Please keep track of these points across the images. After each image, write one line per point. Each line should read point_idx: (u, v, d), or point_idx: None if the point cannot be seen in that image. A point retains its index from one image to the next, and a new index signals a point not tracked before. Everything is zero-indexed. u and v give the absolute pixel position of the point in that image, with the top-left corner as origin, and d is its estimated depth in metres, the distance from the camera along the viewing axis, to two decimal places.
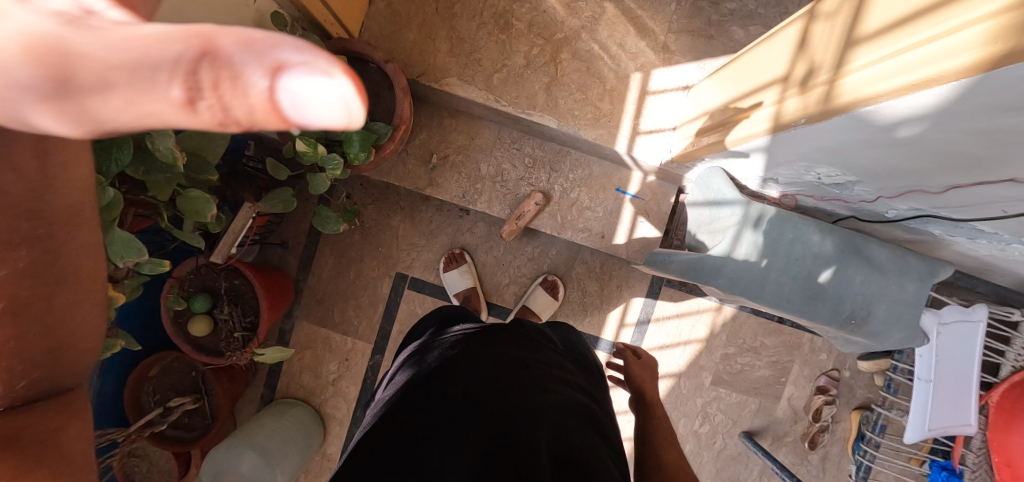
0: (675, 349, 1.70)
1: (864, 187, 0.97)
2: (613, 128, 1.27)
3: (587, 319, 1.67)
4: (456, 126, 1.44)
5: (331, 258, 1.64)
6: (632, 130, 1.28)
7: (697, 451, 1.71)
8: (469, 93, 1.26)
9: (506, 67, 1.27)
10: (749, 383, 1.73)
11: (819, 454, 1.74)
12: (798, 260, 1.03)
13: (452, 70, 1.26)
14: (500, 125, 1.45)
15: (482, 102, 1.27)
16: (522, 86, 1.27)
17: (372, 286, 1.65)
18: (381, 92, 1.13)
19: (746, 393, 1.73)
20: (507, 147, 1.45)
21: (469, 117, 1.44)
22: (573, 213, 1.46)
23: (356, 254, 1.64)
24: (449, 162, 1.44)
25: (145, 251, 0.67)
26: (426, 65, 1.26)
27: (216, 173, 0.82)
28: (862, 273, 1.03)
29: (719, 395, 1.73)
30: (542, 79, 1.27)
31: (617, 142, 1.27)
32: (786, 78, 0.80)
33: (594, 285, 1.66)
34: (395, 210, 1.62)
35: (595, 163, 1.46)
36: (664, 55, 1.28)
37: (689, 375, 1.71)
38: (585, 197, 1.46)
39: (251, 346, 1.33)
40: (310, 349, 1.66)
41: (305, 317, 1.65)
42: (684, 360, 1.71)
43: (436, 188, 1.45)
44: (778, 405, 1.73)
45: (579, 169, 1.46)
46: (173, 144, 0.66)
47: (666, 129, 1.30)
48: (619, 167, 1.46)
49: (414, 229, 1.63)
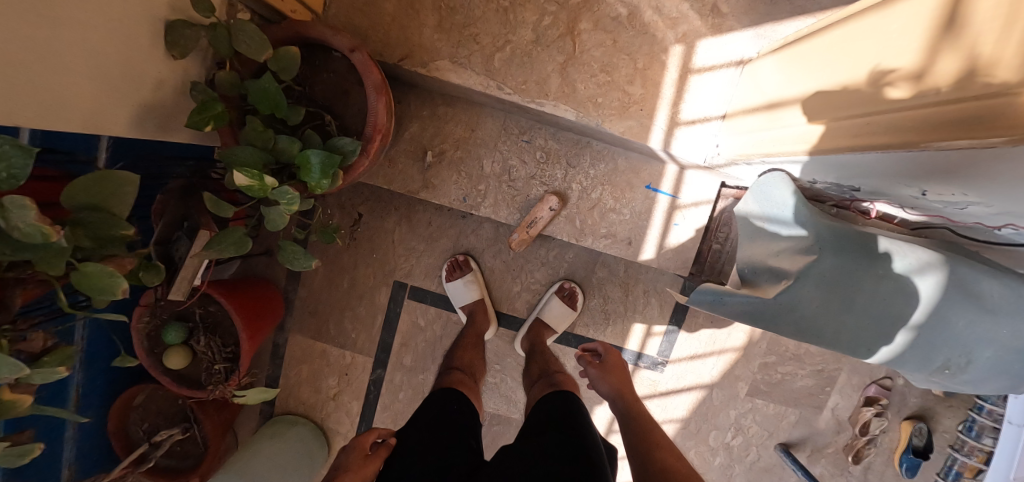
0: (707, 359, 1.54)
1: (983, 209, 0.73)
2: (645, 118, 1.02)
3: (609, 329, 1.49)
4: (453, 116, 1.20)
5: (321, 266, 1.46)
6: (670, 120, 1.03)
7: (729, 463, 1.58)
8: (465, 80, 1.01)
9: (510, 44, 1.00)
10: (790, 393, 1.56)
11: (862, 466, 1.59)
12: (880, 300, 0.78)
13: (442, 51, 1.00)
14: (506, 113, 1.20)
15: (481, 89, 1.02)
16: (530, 68, 1.01)
17: (369, 297, 1.48)
18: (349, 89, 0.88)
19: (786, 404, 1.56)
20: (514, 140, 1.21)
21: (468, 104, 1.20)
22: (595, 217, 1.24)
23: (349, 262, 1.46)
24: (446, 159, 1.21)
25: (22, 368, 0.48)
26: (410, 45, 1.00)
27: (133, 228, 0.63)
28: (969, 314, 0.74)
29: (755, 406, 1.57)
30: (556, 58, 1.00)
31: (651, 136, 1.03)
32: (919, 75, 0.56)
33: (616, 291, 1.47)
34: (389, 211, 1.42)
35: (621, 155, 1.22)
36: (713, 20, 1.00)
37: (721, 386, 1.56)
38: (609, 197, 1.22)
39: (235, 379, 1.21)
40: (307, 363, 1.54)
41: (299, 330, 1.51)
42: (717, 370, 1.55)
43: (431, 191, 1.22)
44: (820, 416, 1.56)
45: (601, 163, 1.22)
46: (36, 218, 0.48)
47: (712, 118, 1.04)
48: (650, 159, 1.22)
49: (411, 233, 1.43)
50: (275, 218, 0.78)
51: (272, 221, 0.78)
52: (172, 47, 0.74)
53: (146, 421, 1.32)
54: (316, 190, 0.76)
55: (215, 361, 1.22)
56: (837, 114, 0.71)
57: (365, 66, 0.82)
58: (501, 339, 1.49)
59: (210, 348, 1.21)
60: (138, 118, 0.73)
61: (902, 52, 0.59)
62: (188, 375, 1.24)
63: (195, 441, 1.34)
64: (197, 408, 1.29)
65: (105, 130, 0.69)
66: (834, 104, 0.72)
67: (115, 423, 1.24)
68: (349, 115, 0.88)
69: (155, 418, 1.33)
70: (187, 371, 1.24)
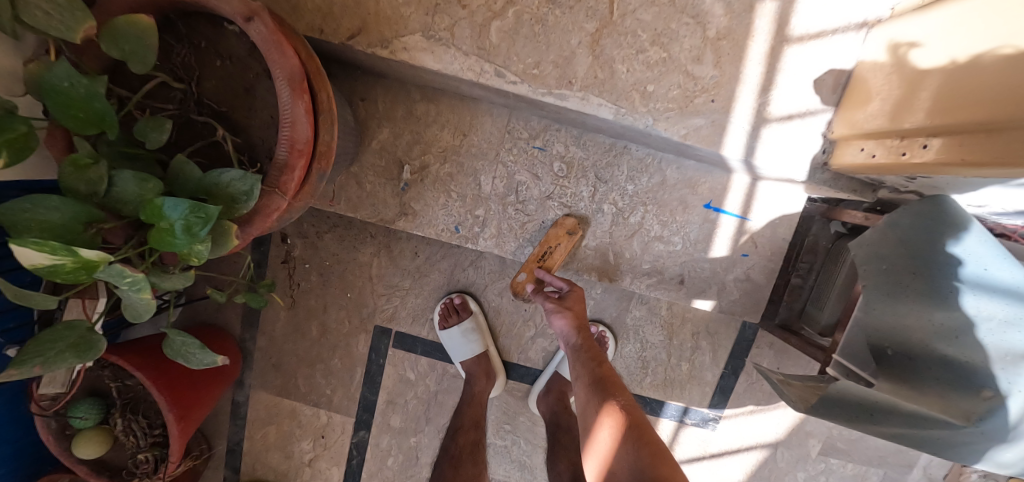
0: (771, 413, 1.21)
1: None
2: (718, 113, 0.70)
3: (648, 379, 1.17)
4: (437, 116, 0.87)
5: (282, 309, 1.16)
6: (751, 116, 0.71)
7: None
8: (449, 65, 0.68)
9: (514, 6, 0.66)
10: (872, 450, 1.25)
11: None
12: None
13: (413, 22, 0.67)
14: (510, 110, 0.87)
15: (474, 78, 0.69)
16: (547, 44, 0.67)
17: (344, 345, 1.18)
18: (254, 85, 0.59)
19: (868, 463, 1.26)
20: (521, 145, 0.88)
21: (457, 99, 0.86)
22: (634, 248, 0.91)
23: (317, 303, 1.15)
24: (430, 176, 0.89)
25: None
26: (364, 15, 0.67)
27: None
28: None
29: (828, 467, 1.26)
30: (584, 26, 0.66)
31: (723, 139, 0.71)
32: None
33: (657, 333, 1.15)
34: (364, 240, 1.10)
35: (670, 163, 0.88)
36: None
37: (789, 444, 1.23)
38: (654, 221, 0.90)
39: (167, 470, 0.93)
40: (275, 424, 1.24)
41: (261, 386, 1.22)
42: (783, 427, 1.22)
43: (413, 219, 0.91)
44: (910, 477, 1.26)
45: (643, 176, 0.88)
46: None
47: (807, 111, 0.72)
48: (711, 168, 0.89)
49: (394, 266, 1.12)
50: (134, 307, 0.46)
51: (130, 312, 0.47)
52: None
53: None
54: (191, 260, 0.45)
55: (139, 447, 0.94)
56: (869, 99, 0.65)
57: (272, 43, 0.50)
58: (511, 396, 1.17)
59: (132, 433, 0.92)
60: None
61: (929, 47, 0.57)
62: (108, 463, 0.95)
63: None
64: None
65: None
66: (893, 88, 0.61)
67: None
68: (256, 125, 0.59)
69: None
70: (110, 457, 0.95)
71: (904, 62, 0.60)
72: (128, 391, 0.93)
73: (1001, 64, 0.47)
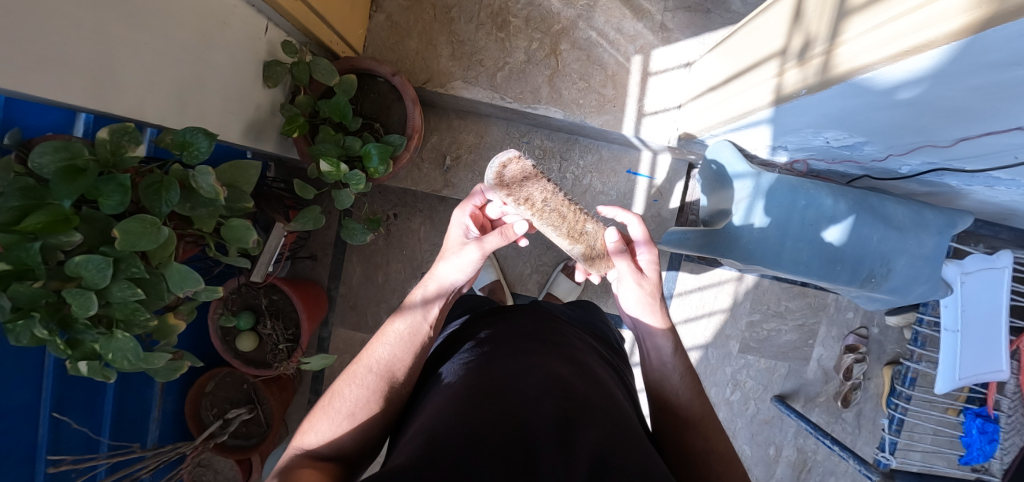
0: (700, 321, 1.68)
1: (873, 147, 0.98)
2: (618, 112, 1.30)
3: (611, 300, 1.69)
4: (465, 126, 1.48)
5: (358, 265, 1.67)
6: (638, 112, 1.30)
7: (730, 418, 1.70)
8: (475, 95, 1.29)
9: (508, 65, 1.29)
10: (777, 347, 1.70)
11: (853, 411, 1.72)
12: (812, 225, 1.08)
13: (456, 74, 1.29)
14: (508, 121, 1.48)
15: (488, 101, 1.30)
16: (525, 82, 1.29)
17: (401, 288, 1.70)
18: (391, 104, 1.17)
19: (775, 358, 1.70)
20: (517, 142, 1.48)
21: (477, 116, 1.48)
22: (587, 199, 1.49)
23: (383, 259, 1.68)
24: (462, 162, 1.48)
25: (201, 280, 0.75)
26: (431, 71, 1.28)
27: (254, 201, 0.86)
28: (877, 232, 1.08)
29: (747, 362, 1.70)
30: (544, 72, 1.29)
31: (624, 125, 1.30)
32: (784, 51, 0.83)
33: None
34: (415, 213, 1.66)
35: (603, 147, 1.49)
36: (663, 34, 1.29)
37: (716, 345, 1.69)
38: (597, 182, 1.49)
39: (296, 355, 1.37)
40: (350, 353, 1.69)
41: (341, 323, 1.68)
42: (710, 331, 1.69)
43: (452, 188, 1.49)
44: (808, 367, 1.70)
45: (588, 155, 1.49)
46: (213, 181, 0.73)
47: (670, 108, 1.31)
48: (627, 148, 1.49)
49: (435, 229, 1.68)
50: (344, 196, 1.03)
51: (341, 200, 1.04)
52: (267, 79, 1.02)
53: (215, 406, 1.44)
54: (375, 174, 1.03)
55: (278, 342, 1.38)
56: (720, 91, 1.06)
57: (402, 85, 1.10)
58: None
59: (274, 332, 1.38)
60: (243, 130, 1.02)
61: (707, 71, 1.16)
62: (254, 358, 1.40)
63: (258, 421, 1.48)
64: (263, 386, 1.44)
65: (226, 135, 0.97)
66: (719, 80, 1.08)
67: (190, 406, 1.37)
68: (389, 124, 1.17)
69: (222, 403, 1.46)
70: (253, 354, 1.40)
71: (702, 82, 1.19)
72: (273, 305, 1.42)
73: (725, 71, 1.05)
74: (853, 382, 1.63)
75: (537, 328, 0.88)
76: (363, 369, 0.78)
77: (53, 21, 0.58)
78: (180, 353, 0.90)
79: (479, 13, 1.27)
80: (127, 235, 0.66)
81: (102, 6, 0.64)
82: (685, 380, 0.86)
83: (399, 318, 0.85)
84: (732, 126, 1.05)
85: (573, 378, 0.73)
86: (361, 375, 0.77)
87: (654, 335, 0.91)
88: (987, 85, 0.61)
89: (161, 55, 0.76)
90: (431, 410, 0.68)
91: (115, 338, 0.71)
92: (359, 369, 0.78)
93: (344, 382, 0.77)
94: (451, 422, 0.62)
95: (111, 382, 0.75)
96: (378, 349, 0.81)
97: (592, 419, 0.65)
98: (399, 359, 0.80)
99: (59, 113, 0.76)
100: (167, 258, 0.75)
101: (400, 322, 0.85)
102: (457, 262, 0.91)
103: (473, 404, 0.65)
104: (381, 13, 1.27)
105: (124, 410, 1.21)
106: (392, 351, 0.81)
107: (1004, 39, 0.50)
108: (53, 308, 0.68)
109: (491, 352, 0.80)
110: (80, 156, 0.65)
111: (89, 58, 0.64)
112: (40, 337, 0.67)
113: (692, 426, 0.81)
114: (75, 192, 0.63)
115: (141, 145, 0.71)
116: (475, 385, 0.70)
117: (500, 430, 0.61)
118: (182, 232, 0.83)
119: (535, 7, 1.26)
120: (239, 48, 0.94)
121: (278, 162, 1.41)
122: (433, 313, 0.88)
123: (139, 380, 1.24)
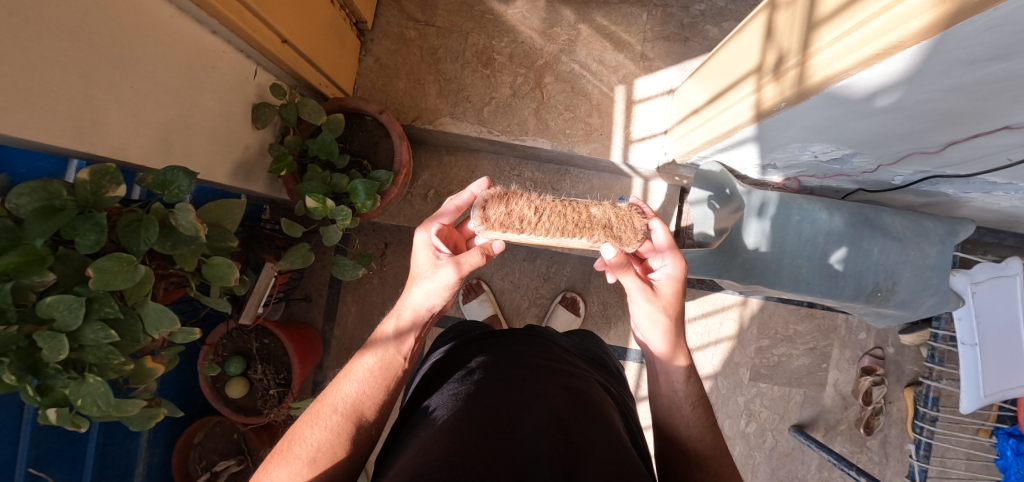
0: (706, 349, 1.61)
1: (862, 158, 0.98)
2: (605, 140, 1.31)
3: (612, 331, 1.63)
4: (455, 162, 1.49)
5: (353, 305, 1.63)
6: (625, 139, 1.31)
7: (748, 453, 1.60)
8: (463, 130, 1.31)
9: (494, 99, 1.32)
10: (790, 373, 1.62)
11: (878, 439, 1.62)
12: (809, 241, 1.06)
13: (444, 110, 1.31)
14: (498, 155, 1.50)
15: (476, 135, 1.32)
16: (512, 115, 1.32)
17: None
18: (379, 141, 1.19)
19: (789, 385, 1.62)
20: (507, 175, 1.49)
21: (467, 152, 1.49)
22: None
23: (378, 298, 1.64)
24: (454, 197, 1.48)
25: (177, 319, 0.73)
26: (419, 109, 1.31)
27: (237, 238, 0.85)
28: (878, 244, 1.06)
29: (760, 391, 1.62)
30: (530, 105, 1.32)
31: (612, 152, 1.31)
32: (759, 68, 0.84)
33: (613, 296, 1.64)
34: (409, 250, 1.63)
35: (594, 176, 1.49)
36: (644, 64, 1.32)
37: (725, 374, 1.61)
38: None
39: (288, 402, 1.32)
40: None
41: (335, 367, 1.63)
42: (717, 359, 1.61)
43: None
44: (824, 393, 1.61)
45: (579, 184, 1.49)
46: (193, 218, 0.72)
47: (657, 133, 1.32)
48: (618, 176, 1.49)
49: None
50: (332, 233, 1.02)
51: (328, 236, 1.02)
52: (256, 120, 1.05)
53: (203, 458, 1.36)
54: (363, 209, 1.02)
55: (269, 387, 1.33)
56: (703, 111, 1.07)
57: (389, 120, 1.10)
58: None
59: (265, 376, 1.32)
60: (230, 169, 1.03)
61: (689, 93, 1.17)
62: (245, 406, 1.34)
63: (248, 473, 1.40)
64: (253, 436, 1.37)
65: (212, 174, 0.98)
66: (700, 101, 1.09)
67: (176, 460, 1.30)
68: (380, 161, 1.19)
69: (211, 455, 1.38)
70: (243, 401, 1.34)
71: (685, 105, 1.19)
72: (264, 349, 1.36)
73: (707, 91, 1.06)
74: (873, 407, 1.55)
75: (528, 355, 0.83)
76: (328, 408, 0.73)
77: (41, 64, 0.60)
78: (158, 400, 0.86)
79: (465, 52, 1.32)
80: (102, 274, 0.64)
81: (90, 50, 0.66)
82: (697, 411, 0.81)
83: (370, 351, 0.80)
84: (719, 146, 1.05)
85: (571, 412, 0.68)
86: (325, 415, 0.72)
87: (671, 362, 0.83)
88: (966, 83, 0.61)
89: (147, 97, 0.78)
90: (416, 449, 0.63)
91: (87, 382, 0.68)
92: (322, 408, 0.73)
93: (306, 424, 0.71)
94: (437, 467, 0.56)
95: (80, 431, 0.72)
96: (345, 386, 0.76)
97: (594, 458, 0.60)
98: (367, 397, 0.75)
99: (54, 160, 0.76)
100: (144, 297, 0.73)
101: (370, 356, 0.79)
102: (422, 293, 0.83)
103: (465, 443, 0.60)
104: (370, 56, 1.32)
105: (106, 467, 1.14)
106: (360, 388, 0.76)
107: (973, 32, 0.51)
108: (23, 354, 0.65)
109: (478, 381, 0.75)
110: (58, 196, 0.65)
111: (72, 100, 0.65)
112: (9, 384, 0.64)
113: (703, 461, 0.75)
114: (50, 230, 0.62)
115: (121, 185, 0.70)
116: (469, 420, 0.65)
117: (492, 468, 0.56)
118: (163, 272, 0.82)
119: (518, 44, 1.31)
120: (227, 92, 0.97)
121: (271, 204, 1.42)
122: (406, 343, 0.81)
123: (123, 432, 1.18)
